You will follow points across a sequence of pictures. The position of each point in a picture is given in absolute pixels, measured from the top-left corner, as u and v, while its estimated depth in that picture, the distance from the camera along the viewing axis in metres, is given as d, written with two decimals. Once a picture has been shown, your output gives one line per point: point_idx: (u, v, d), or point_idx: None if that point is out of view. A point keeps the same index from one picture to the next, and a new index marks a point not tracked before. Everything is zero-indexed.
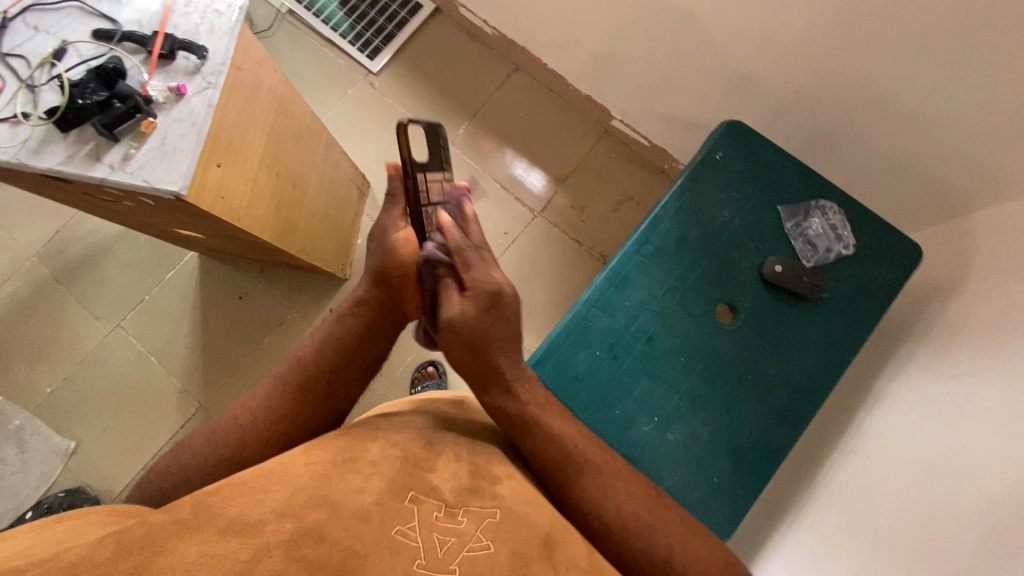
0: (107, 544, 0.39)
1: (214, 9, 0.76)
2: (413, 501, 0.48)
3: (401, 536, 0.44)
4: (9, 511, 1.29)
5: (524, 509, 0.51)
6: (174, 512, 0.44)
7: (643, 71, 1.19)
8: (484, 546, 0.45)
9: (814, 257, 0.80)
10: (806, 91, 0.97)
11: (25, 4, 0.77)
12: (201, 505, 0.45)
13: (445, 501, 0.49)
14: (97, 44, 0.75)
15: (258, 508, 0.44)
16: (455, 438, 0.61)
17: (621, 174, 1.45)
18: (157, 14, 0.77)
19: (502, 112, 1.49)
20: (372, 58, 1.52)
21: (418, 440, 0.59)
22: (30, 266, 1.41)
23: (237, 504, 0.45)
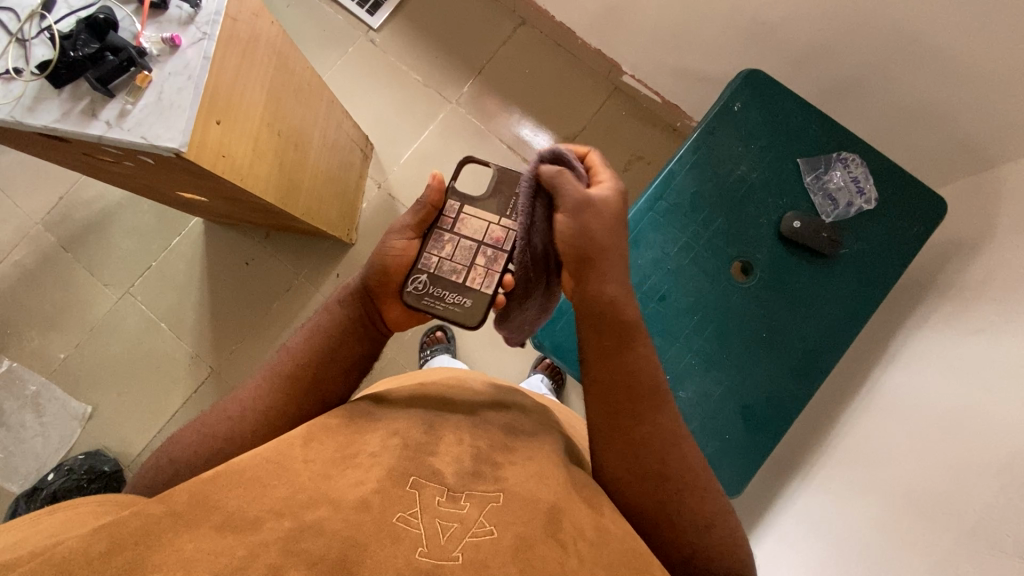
0: (100, 536, 0.41)
1: None
2: (414, 486, 0.49)
3: (402, 523, 0.45)
4: (31, 474, 1.33)
5: (529, 486, 0.51)
6: (171, 501, 0.45)
7: (655, 22, 1.14)
8: (486, 532, 0.46)
9: (834, 211, 0.77)
10: (827, 39, 0.92)
11: None
12: (198, 496, 0.46)
13: (446, 485, 0.49)
14: None
15: (256, 503, 0.46)
16: (459, 420, 0.61)
17: (631, 132, 1.41)
18: None
19: (508, 69, 1.44)
20: (372, 14, 1.46)
21: (419, 424, 0.59)
22: (36, 233, 1.41)
23: (235, 497, 0.46)
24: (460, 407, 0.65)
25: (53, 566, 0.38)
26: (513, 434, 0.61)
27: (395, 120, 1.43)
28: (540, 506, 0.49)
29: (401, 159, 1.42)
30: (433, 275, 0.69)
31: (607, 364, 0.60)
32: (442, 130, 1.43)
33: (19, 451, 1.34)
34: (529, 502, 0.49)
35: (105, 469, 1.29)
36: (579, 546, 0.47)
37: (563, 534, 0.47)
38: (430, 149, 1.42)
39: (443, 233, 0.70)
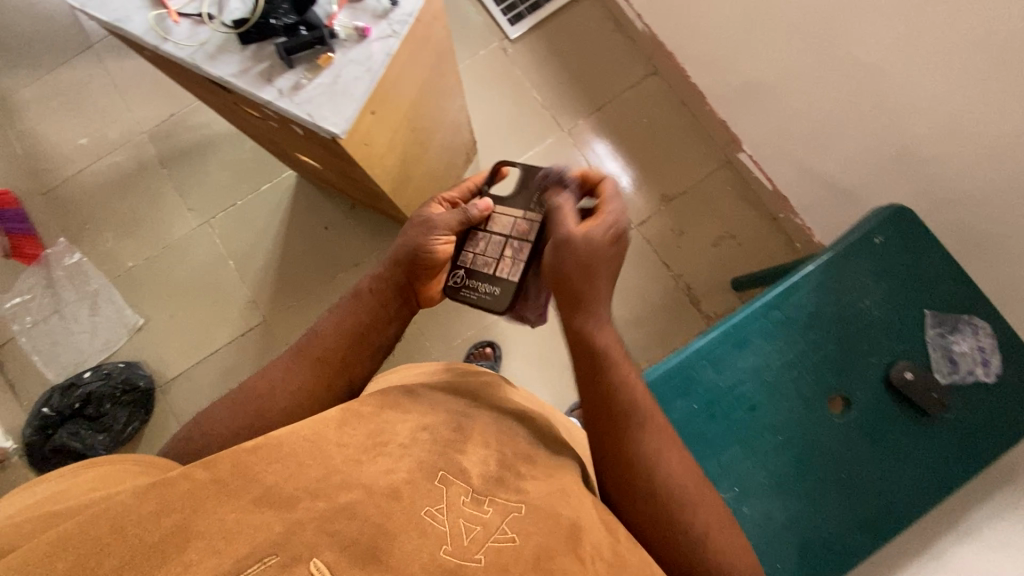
0: (151, 496, 0.43)
1: None
2: (443, 481, 0.50)
3: (428, 517, 0.46)
4: (68, 366, 1.37)
5: (549, 501, 0.52)
6: (216, 469, 0.47)
7: (795, 115, 1.13)
8: (507, 539, 0.47)
9: (953, 373, 0.75)
10: (974, 192, 0.89)
11: None
12: (239, 469, 0.47)
13: (470, 488, 0.51)
14: None
15: (292, 481, 0.47)
16: (486, 423, 0.62)
17: (731, 210, 1.39)
18: None
19: (627, 114, 1.44)
20: (513, 24, 1.48)
21: (448, 422, 0.60)
22: (140, 142, 1.46)
23: (272, 473, 0.47)
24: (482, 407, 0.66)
25: (109, 519, 0.40)
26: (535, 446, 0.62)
27: (504, 132, 1.44)
28: (561, 521, 0.50)
29: None
30: (471, 269, 0.79)
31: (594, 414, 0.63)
32: (546, 154, 1.43)
33: (65, 341, 1.38)
34: (546, 510, 0.51)
35: (140, 384, 1.32)
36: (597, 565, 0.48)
37: (583, 550, 0.49)
38: None
39: (478, 233, 0.79)
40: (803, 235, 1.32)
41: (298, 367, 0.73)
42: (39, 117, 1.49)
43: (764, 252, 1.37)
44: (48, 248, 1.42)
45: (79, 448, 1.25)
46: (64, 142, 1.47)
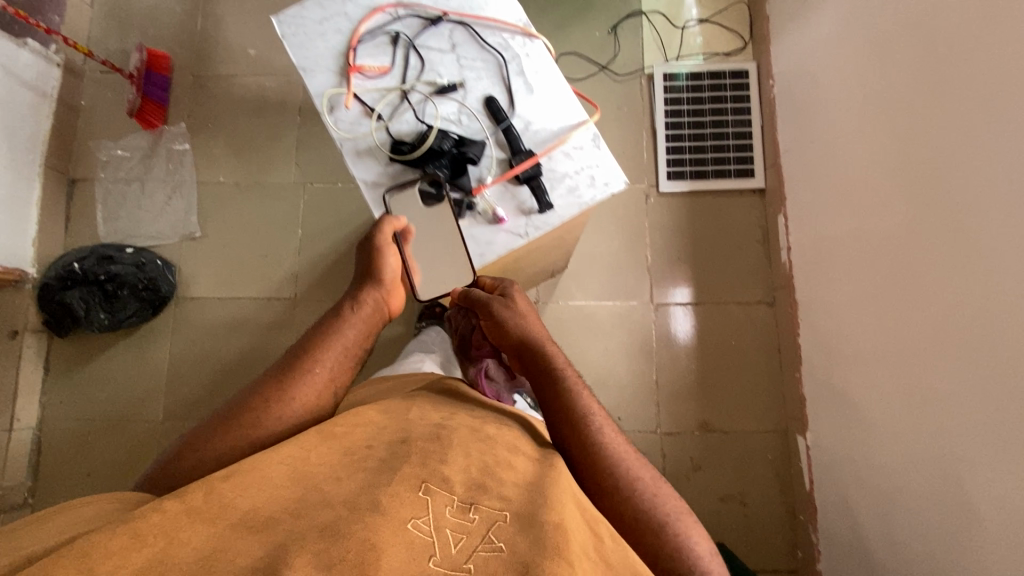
0: (121, 532, 0.49)
1: (588, 176, 0.82)
2: (426, 491, 0.56)
3: (414, 526, 0.52)
4: (119, 232, 1.43)
5: (532, 508, 0.57)
6: (187, 499, 0.53)
7: (871, 460, 1.04)
8: (494, 547, 0.52)
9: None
10: None
11: (464, 19, 0.87)
12: (214, 496, 0.54)
13: (455, 497, 0.56)
14: (476, 111, 0.84)
15: (258, 503, 0.54)
16: (463, 433, 0.67)
17: (757, 477, 1.30)
18: (549, 138, 0.84)
19: (721, 325, 1.36)
20: (670, 177, 1.42)
21: (428, 433, 0.66)
22: (294, 81, 1.50)
23: (245, 496, 0.55)
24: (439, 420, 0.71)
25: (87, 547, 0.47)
26: (523, 456, 0.66)
27: (599, 270, 1.39)
28: (540, 528, 0.54)
29: (572, 300, 1.38)
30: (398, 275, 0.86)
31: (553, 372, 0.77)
32: (623, 313, 1.38)
33: (130, 209, 1.44)
34: (531, 519, 0.55)
35: (162, 289, 1.37)
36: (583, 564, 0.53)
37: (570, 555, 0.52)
38: (599, 316, 1.37)
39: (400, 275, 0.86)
40: (808, 549, 1.23)
41: (267, 383, 0.74)
42: (229, 8, 1.54)
43: (764, 538, 1.27)
44: (167, 124, 1.48)
45: (81, 314, 1.31)
46: (236, 42, 1.53)
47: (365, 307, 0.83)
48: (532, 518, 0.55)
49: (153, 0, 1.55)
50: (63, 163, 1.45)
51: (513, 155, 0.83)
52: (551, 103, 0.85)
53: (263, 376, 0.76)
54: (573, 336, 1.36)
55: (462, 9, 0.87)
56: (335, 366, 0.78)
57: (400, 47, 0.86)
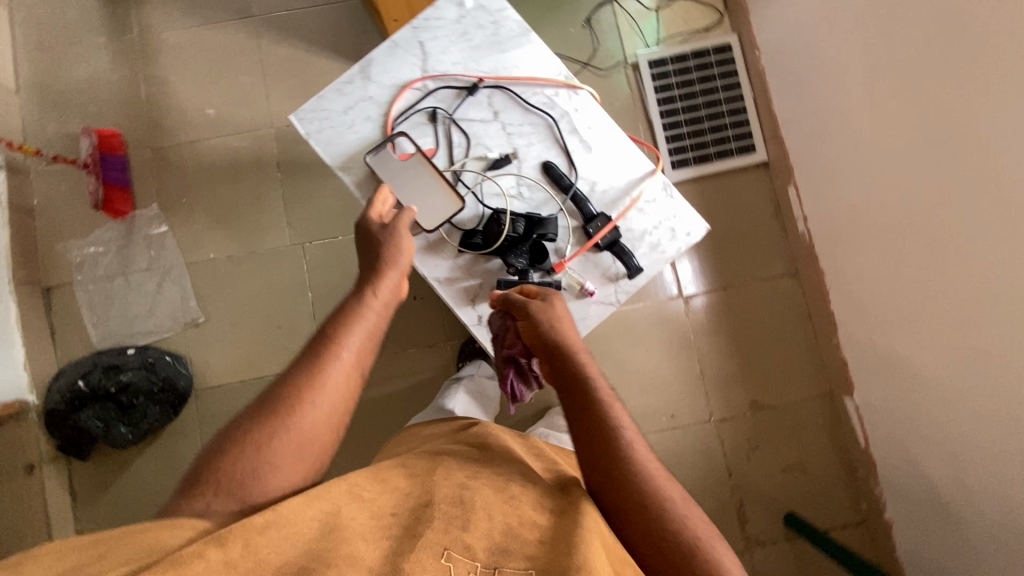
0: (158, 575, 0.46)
1: (664, 230, 0.93)
2: (448, 559, 0.56)
3: None
4: (115, 334, 1.32)
5: (556, 561, 0.57)
6: (227, 549, 0.51)
7: (929, 416, 1.07)
8: None
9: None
10: None
11: (500, 84, 0.95)
12: (249, 547, 0.52)
13: (478, 563, 0.57)
14: (536, 180, 0.93)
15: (285, 555, 0.53)
16: (486, 487, 0.66)
17: (813, 444, 1.34)
18: (619, 201, 0.93)
19: (753, 305, 1.38)
20: (675, 166, 1.40)
21: (452, 490, 0.65)
22: (265, 136, 1.39)
23: (267, 547, 0.53)
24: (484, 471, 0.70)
25: None
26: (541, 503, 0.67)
27: None
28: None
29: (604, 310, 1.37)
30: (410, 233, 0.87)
31: (596, 403, 0.72)
32: (656, 312, 1.37)
33: (121, 308, 1.33)
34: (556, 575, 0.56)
35: (179, 385, 1.28)
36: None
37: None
38: (634, 320, 1.37)
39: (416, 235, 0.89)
40: (874, 503, 1.28)
41: (297, 375, 0.72)
42: (174, 67, 1.41)
43: (828, 499, 1.32)
44: (138, 207, 1.36)
45: (99, 432, 1.24)
46: (191, 104, 1.40)
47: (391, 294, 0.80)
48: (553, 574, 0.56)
49: (86, 73, 1.40)
50: (32, 272, 1.32)
51: (587, 222, 0.92)
52: (607, 165, 0.94)
53: (295, 361, 0.74)
54: (613, 346, 1.36)
55: (496, 74, 0.95)
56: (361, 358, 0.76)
57: (446, 126, 0.94)
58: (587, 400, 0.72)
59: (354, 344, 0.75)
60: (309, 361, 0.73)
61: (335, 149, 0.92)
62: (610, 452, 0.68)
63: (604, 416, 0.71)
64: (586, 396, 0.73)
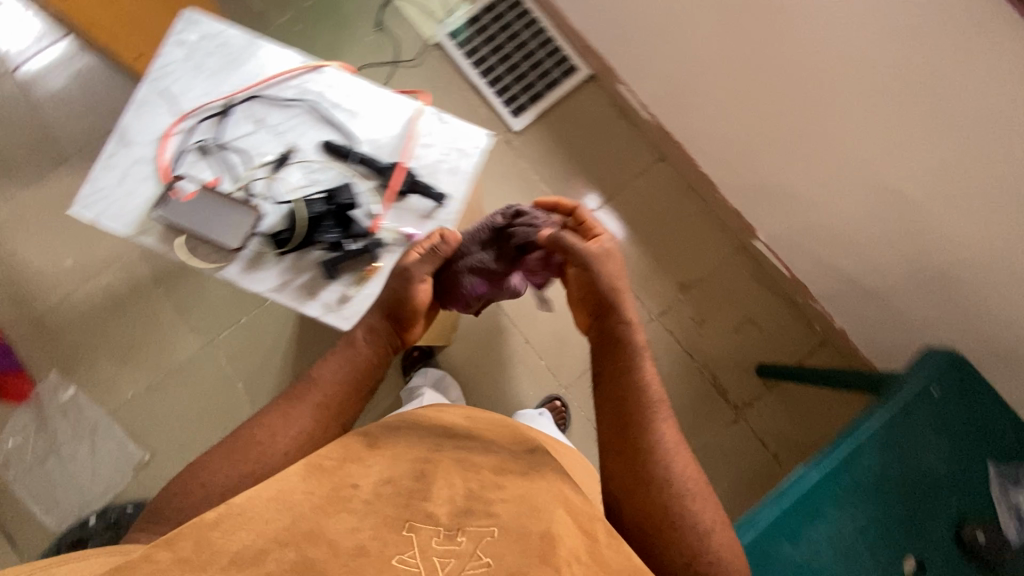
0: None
1: (456, 149, 0.90)
2: (411, 529, 0.51)
3: (401, 565, 0.49)
4: (70, 512, 1.28)
5: (522, 521, 0.54)
6: (176, 548, 0.48)
7: (815, 218, 1.14)
8: (482, 565, 0.49)
9: (1012, 501, 0.77)
10: (1015, 320, 0.90)
11: (251, 92, 0.91)
12: (201, 543, 0.48)
13: (441, 526, 0.52)
14: (322, 160, 0.89)
15: (253, 537, 0.49)
16: (449, 461, 0.63)
17: (749, 295, 1.39)
18: (401, 143, 0.90)
19: (641, 201, 1.43)
20: (515, 114, 1.45)
21: (411, 469, 0.60)
22: (130, 261, 1.38)
23: (236, 535, 0.49)
24: (449, 445, 0.68)
25: None
26: (509, 463, 0.65)
27: None
28: (534, 533, 0.53)
29: None
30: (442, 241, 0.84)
31: (624, 391, 0.75)
32: None
33: (65, 485, 1.29)
34: (524, 534, 0.52)
35: None
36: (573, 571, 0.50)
37: (557, 559, 0.50)
38: None
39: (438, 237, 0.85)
40: (822, 319, 1.33)
41: (294, 409, 0.75)
42: (16, 238, 1.39)
43: (785, 335, 1.37)
44: (38, 384, 1.33)
45: None
46: (46, 265, 1.38)
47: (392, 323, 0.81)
48: (535, 529, 0.53)
49: None
50: None
51: (382, 176, 0.87)
52: (378, 118, 0.91)
53: (274, 400, 0.78)
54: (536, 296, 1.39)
55: (243, 86, 0.91)
56: (343, 394, 0.77)
57: (213, 152, 0.89)
58: (618, 384, 0.76)
59: (359, 360, 0.80)
60: (318, 369, 0.78)
61: (119, 219, 0.87)
62: (626, 437, 0.73)
63: (645, 407, 0.74)
64: (620, 382, 0.76)
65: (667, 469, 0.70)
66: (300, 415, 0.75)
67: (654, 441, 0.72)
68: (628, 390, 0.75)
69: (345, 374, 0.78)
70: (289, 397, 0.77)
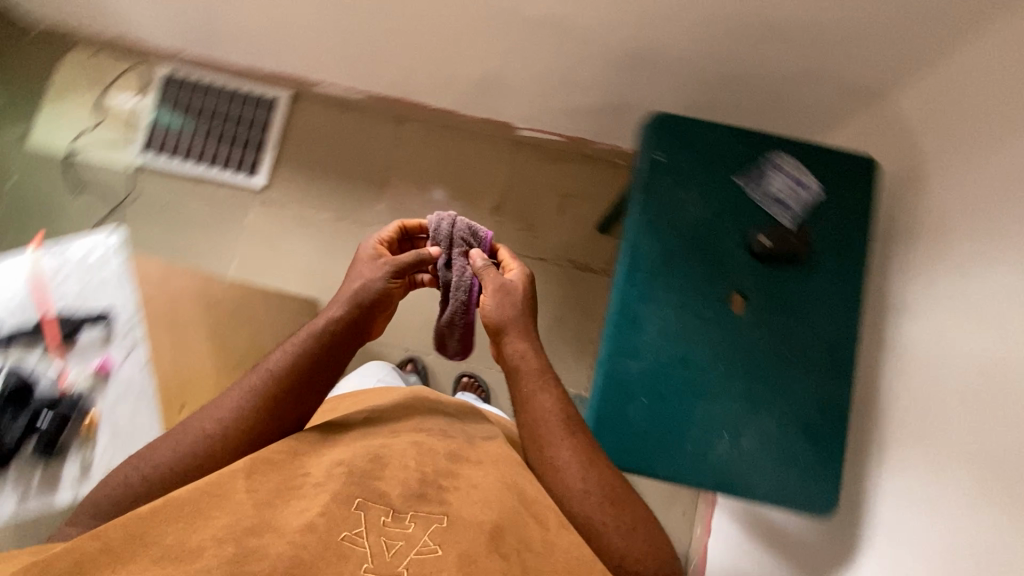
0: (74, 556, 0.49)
1: None
2: (361, 507, 0.55)
3: (348, 541, 0.53)
4: None
5: (473, 509, 0.57)
6: (106, 536, 0.51)
7: (527, 79, 1.17)
8: (429, 550, 0.54)
9: (759, 191, 0.80)
10: (689, 49, 0.98)
11: None
12: (138, 535, 0.51)
13: (391, 506, 0.56)
14: None
15: (198, 534, 0.52)
16: (405, 443, 0.63)
17: (551, 176, 1.42)
18: None
19: (412, 167, 1.43)
20: (251, 173, 1.40)
21: (368, 452, 0.62)
22: None
23: (172, 532, 0.52)
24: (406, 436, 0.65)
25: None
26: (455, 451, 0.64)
27: (325, 268, 1.37)
28: (484, 526, 0.56)
29: None
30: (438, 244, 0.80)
31: (531, 403, 0.69)
32: None
33: None
34: (461, 518, 0.56)
35: None
36: (523, 555, 0.55)
37: (506, 546, 0.55)
38: None
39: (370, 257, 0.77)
40: (615, 151, 1.38)
41: (240, 394, 0.67)
42: None
43: (601, 185, 1.42)
44: None
45: None
46: None
47: (364, 311, 0.73)
48: (472, 517, 0.56)
49: None
50: None
51: None
52: None
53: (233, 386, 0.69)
54: None
55: None
56: (297, 376, 0.68)
57: None
58: (528, 416, 0.69)
59: (300, 351, 0.69)
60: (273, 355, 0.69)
61: None
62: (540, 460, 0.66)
63: (557, 430, 0.67)
64: (528, 404, 0.70)
65: (583, 491, 0.63)
66: (238, 395, 0.67)
67: (564, 461, 0.65)
68: (540, 411, 0.69)
69: (298, 354, 0.69)
70: (252, 377, 0.68)
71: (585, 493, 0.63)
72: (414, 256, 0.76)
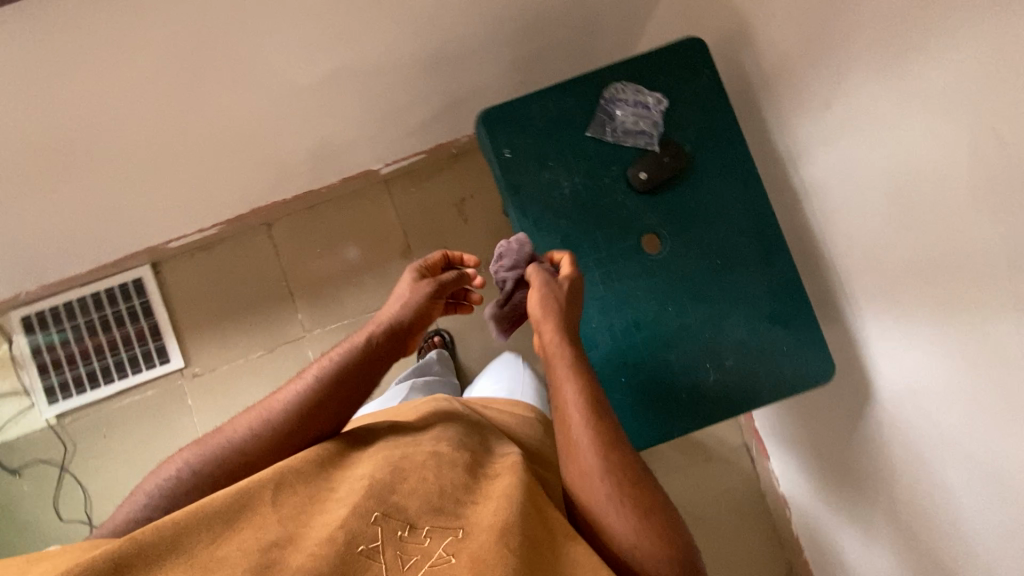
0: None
1: None
2: (379, 520, 0.53)
3: (365, 554, 0.50)
4: None
5: (492, 519, 0.53)
6: (137, 542, 0.48)
7: (352, 131, 1.10)
8: (444, 561, 0.51)
9: (614, 131, 0.77)
10: (477, 23, 0.92)
11: None
12: (157, 549, 0.48)
13: (408, 518, 0.54)
14: None
15: (220, 546, 0.49)
16: (425, 453, 0.61)
17: (434, 193, 1.37)
18: None
19: (306, 262, 1.36)
20: (165, 359, 1.33)
21: (389, 463, 0.59)
22: None
23: (200, 542, 0.49)
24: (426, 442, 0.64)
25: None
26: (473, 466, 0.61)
27: None
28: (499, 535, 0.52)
29: None
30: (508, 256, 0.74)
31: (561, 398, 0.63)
32: None
33: None
34: (486, 530, 0.52)
35: None
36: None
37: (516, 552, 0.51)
38: None
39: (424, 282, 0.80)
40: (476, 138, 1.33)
41: (297, 400, 0.68)
42: None
43: (483, 174, 1.37)
44: None
45: None
46: None
47: (394, 335, 0.75)
48: (488, 524, 0.53)
49: None
50: None
51: None
52: None
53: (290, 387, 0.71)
54: None
55: None
56: (346, 388, 0.70)
57: None
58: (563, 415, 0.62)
59: (352, 362, 0.72)
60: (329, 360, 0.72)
61: None
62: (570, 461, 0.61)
63: (593, 434, 0.59)
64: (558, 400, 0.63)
65: (614, 512, 0.56)
66: (297, 395, 0.69)
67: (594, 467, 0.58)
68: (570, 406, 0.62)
69: (341, 370, 0.71)
70: (296, 385, 0.70)
71: (618, 514, 0.56)
72: (455, 275, 0.81)
